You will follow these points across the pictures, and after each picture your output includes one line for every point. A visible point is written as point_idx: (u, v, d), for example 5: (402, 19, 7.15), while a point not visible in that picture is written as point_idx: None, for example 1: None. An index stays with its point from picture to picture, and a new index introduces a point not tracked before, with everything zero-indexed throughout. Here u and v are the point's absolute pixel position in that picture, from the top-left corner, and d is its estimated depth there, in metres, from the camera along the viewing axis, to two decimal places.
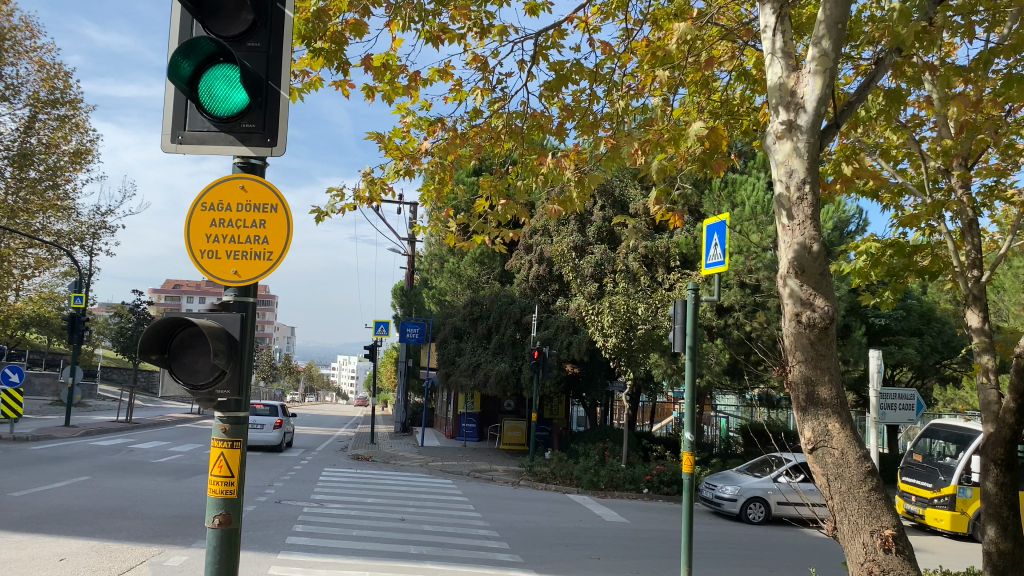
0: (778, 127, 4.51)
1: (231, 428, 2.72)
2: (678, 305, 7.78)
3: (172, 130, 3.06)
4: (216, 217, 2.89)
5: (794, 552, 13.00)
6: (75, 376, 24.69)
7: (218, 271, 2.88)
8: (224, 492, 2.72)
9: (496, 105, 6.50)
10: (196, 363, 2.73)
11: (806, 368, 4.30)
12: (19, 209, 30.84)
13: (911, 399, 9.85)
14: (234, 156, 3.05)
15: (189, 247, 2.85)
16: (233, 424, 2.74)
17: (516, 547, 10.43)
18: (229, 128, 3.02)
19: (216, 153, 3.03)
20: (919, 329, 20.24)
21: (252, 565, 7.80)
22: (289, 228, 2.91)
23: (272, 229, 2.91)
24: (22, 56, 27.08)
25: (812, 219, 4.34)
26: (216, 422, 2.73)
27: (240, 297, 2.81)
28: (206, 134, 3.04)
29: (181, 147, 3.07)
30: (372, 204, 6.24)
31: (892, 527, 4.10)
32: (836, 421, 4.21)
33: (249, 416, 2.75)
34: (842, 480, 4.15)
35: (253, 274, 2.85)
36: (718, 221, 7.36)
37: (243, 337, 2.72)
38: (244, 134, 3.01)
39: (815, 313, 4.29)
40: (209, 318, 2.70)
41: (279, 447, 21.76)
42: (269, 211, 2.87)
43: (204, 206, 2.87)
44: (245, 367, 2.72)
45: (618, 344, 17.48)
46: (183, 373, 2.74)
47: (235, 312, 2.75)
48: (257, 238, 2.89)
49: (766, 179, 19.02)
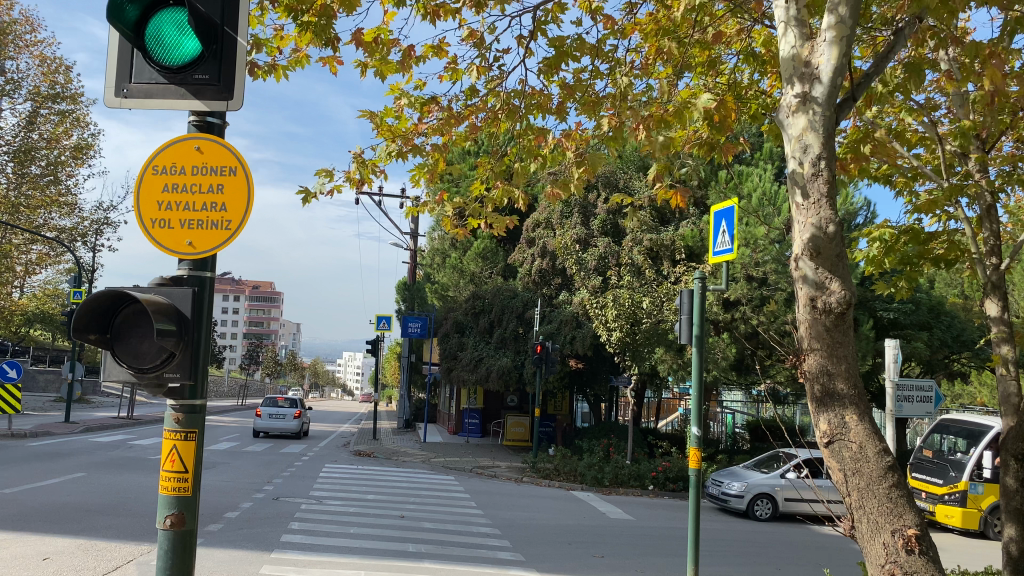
0: (792, 100, 4.23)
1: (184, 416, 2.50)
2: (685, 295, 7.47)
3: (117, 83, 2.81)
4: (168, 182, 2.65)
5: (803, 550, 12.69)
6: (75, 373, 24.53)
7: (171, 242, 2.64)
8: (178, 489, 2.51)
9: (493, 84, 6.24)
10: (141, 344, 2.55)
11: (822, 357, 4.02)
12: (20, 205, 30.69)
13: (929, 390, 9.53)
14: (187, 112, 2.79)
15: (140, 216, 2.62)
16: (188, 414, 2.52)
17: (518, 544, 10.17)
18: (180, 79, 2.77)
19: (165, 107, 2.77)
20: (929, 323, 19.91)
21: (243, 564, 7.54)
22: (249, 193, 2.67)
23: (230, 195, 2.67)
24: (22, 51, 26.92)
25: (827, 196, 4.06)
26: (168, 412, 2.51)
27: (196, 271, 2.61)
28: (154, 87, 2.79)
29: (127, 102, 2.81)
30: (363, 187, 6.09)
31: (914, 526, 3.82)
32: (854, 413, 3.94)
33: (206, 404, 2.53)
34: (860, 476, 3.87)
35: (209, 244, 2.61)
36: (727, 207, 7.08)
37: (195, 314, 2.52)
38: (197, 86, 2.75)
39: (831, 297, 4.01)
40: (157, 294, 2.50)
41: (297, 433, 24.62)
42: (228, 174, 2.64)
43: (156, 170, 2.64)
44: (197, 348, 2.52)
45: (622, 338, 17.28)
46: (128, 355, 2.55)
47: (187, 287, 2.55)
48: (214, 205, 2.65)
49: (773, 170, 18.69)
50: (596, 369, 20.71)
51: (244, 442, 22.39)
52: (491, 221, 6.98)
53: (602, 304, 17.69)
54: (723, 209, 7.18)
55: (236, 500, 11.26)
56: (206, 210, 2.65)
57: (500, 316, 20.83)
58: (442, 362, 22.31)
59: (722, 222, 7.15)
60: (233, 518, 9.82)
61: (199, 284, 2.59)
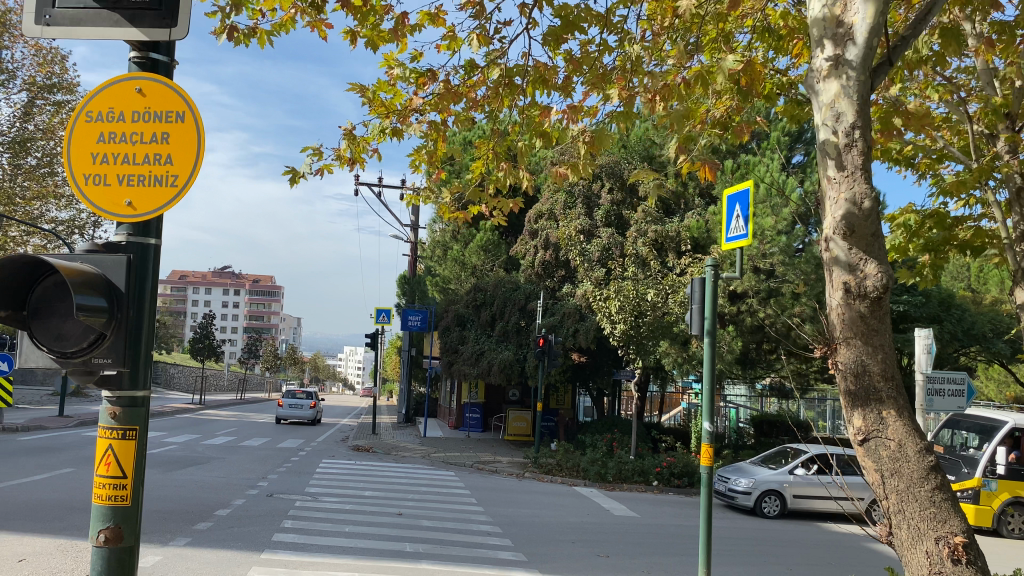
0: (823, 64, 3.84)
1: (122, 411, 2.19)
2: (696, 283, 7.08)
3: (39, 9, 2.43)
4: (103, 130, 2.31)
5: (814, 549, 12.28)
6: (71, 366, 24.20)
7: (107, 202, 2.29)
8: (115, 499, 2.20)
9: (494, 56, 5.90)
10: (64, 324, 2.22)
11: (857, 347, 3.65)
12: (17, 197, 30.35)
13: (961, 383, 9.22)
14: (123, 43, 2.43)
15: (70, 169, 2.28)
16: (127, 407, 2.21)
17: (519, 543, 9.81)
18: (114, 4, 2.41)
19: (95, 36, 2.41)
20: (940, 316, 19.48)
21: (230, 566, 7.16)
22: (198, 141, 2.32)
23: (177, 145, 2.33)
24: (18, 40, 26.54)
25: (862, 169, 3.70)
26: (102, 404, 2.20)
27: (137, 237, 2.28)
28: (82, 13, 2.42)
29: (50, 31, 2.45)
30: (354, 166, 5.78)
31: (961, 533, 3.46)
32: (892, 408, 3.58)
33: (147, 397, 2.23)
34: (899, 477, 3.50)
35: (153, 204, 2.27)
36: (741, 189, 6.71)
37: (129, 287, 2.21)
38: (134, 12, 2.39)
39: (866, 280, 3.65)
40: (85, 262, 2.19)
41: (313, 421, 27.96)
42: (173, 119, 2.30)
43: (89, 116, 2.31)
44: (133, 329, 2.21)
45: (627, 331, 16.91)
46: (49, 336, 2.23)
47: (123, 253, 2.24)
48: (160, 157, 2.30)
49: (781, 160, 18.27)
50: (599, 362, 20.35)
51: (241, 436, 22.07)
52: (492, 207, 6.60)
53: (606, 296, 17.37)
54: (737, 192, 6.80)
55: (228, 497, 10.91)
56: (148, 162, 2.30)
57: (502, 308, 20.47)
58: (442, 356, 21.93)
59: (735, 206, 6.77)
60: (223, 516, 9.47)
61: (138, 253, 2.26)
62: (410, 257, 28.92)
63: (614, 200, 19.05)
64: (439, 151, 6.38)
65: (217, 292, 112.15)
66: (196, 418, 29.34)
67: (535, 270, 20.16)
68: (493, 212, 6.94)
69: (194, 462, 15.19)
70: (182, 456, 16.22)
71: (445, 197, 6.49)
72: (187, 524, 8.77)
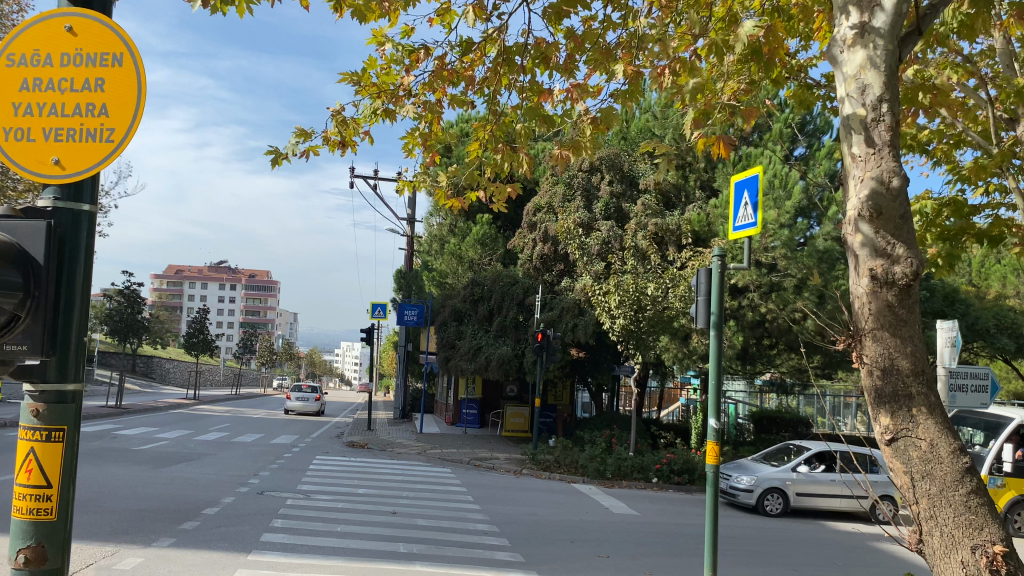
0: (848, 32, 3.57)
1: (47, 408, 2.05)
2: (702, 274, 6.78)
3: None
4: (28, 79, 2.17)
5: (819, 548, 11.99)
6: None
7: (32, 160, 2.15)
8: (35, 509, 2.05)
9: (492, 33, 5.64)
10: None
11: (885, 339, 3.38)
12: None
13: (984, 378, 9.17)
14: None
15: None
16: (53, 404, 2.07)
17: (517, 543, 9.52)
18: None
19: None
20: (944, 311, 19.17)
21: (215, 568, 6.87)
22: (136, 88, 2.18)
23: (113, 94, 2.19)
24: None
25: (890, 145, 3.44)
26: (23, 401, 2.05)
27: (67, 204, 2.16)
28: None
29: None
30: (344, 149, 5.52)
31: (999, 541, 3.18)
32: (923, 405, 3.31)
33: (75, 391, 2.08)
34: (931, 480, 3.23)
35: (83, 163, 2.14)
36: (750, 175, 6.44)
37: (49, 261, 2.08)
38: None
39: (895, 267, 3.39)
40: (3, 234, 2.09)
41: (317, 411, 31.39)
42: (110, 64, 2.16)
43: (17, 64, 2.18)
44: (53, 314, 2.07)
45: (626, 326, 16.61)
46: None
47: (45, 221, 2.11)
48: (94, 107, 2.17)
49: (783, 153, 18.02)
50: (598, 357, 20.08)
51: (234, 432, 21.75)
52: (490, 192, 6.38)
53: (606, 290, 17.03)
54: (745, 179, 6.53)
55: (217, 495, 10.62)
56: (79, 114, 2.16)
57: (499, 303, 20.11)
58: (438, 351, 21.58)
59: (744, 193, 6.51)
60: (211, 515, 9.18)
61: (66, 220, 2.15)
62: (406, 251, 28.61)
63: (613, 192, 18.81)
64: (434, 134, 6.13)
65: (213, 287, 111.73)
66: (190, 413, 29.07)
67: (533, 264, 19.87)
68: (491, 198, 6.68)
69: (185, 458, 14.91)
70: (173, 452, 15.93)
71: (440, 182, 6.23)
72: (173, 524, 8.48)
